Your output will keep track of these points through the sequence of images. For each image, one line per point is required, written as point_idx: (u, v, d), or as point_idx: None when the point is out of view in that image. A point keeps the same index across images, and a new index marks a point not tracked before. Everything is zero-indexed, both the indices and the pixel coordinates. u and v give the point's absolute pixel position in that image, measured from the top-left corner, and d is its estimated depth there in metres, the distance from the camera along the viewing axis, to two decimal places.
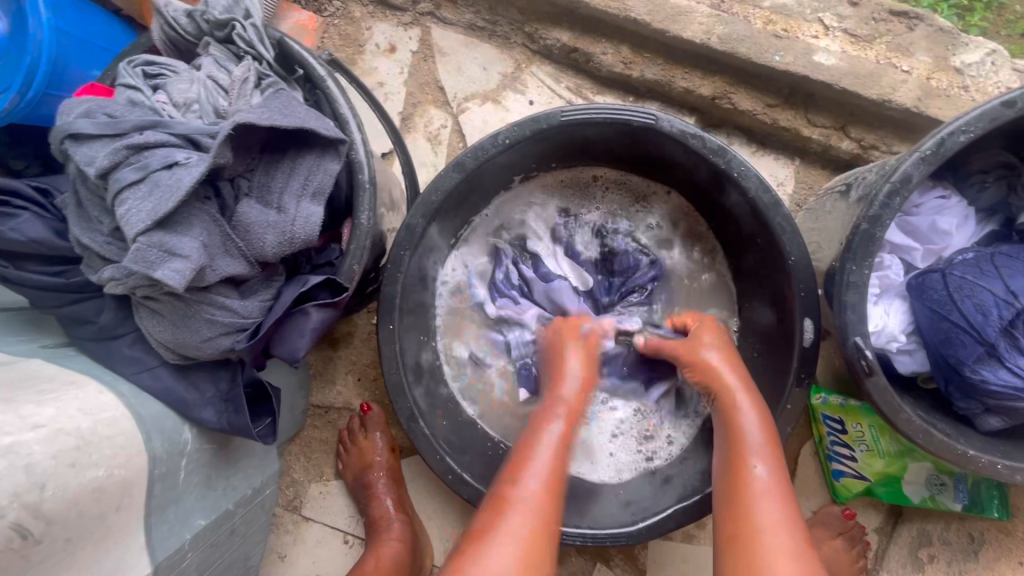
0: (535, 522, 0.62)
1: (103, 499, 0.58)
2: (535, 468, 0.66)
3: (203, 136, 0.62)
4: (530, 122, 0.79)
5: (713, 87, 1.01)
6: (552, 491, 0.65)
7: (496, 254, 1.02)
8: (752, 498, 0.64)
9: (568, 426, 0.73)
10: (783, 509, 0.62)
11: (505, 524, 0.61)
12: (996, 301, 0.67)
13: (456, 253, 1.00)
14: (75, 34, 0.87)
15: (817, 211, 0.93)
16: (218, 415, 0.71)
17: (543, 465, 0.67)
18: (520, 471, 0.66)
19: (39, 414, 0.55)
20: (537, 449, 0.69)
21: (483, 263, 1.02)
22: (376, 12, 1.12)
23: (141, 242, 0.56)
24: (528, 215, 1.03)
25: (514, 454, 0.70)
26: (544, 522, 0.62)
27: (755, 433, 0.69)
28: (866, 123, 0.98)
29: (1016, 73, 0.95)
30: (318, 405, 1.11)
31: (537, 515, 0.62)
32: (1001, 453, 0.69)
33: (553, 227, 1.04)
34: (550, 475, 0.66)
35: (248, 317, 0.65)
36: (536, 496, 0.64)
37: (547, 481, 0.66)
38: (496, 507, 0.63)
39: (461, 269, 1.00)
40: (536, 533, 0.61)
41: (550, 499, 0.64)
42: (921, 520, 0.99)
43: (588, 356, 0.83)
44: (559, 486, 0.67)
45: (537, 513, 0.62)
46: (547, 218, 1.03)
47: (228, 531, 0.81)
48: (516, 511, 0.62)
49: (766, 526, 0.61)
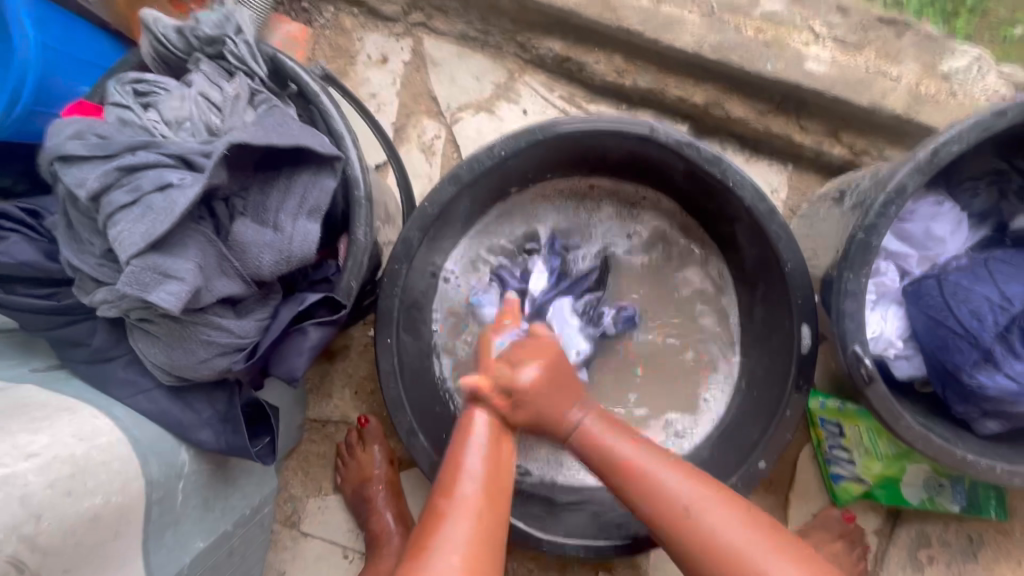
0: (474, 526, 0.62)
1: (98, 527, 0.56)
2: (469, 473, 0.66)
3: (197, 156, 0.60)
4: (525, 133, 0.79)
5: (705, 95, 1.01)
6: (493, 496, 0.65)
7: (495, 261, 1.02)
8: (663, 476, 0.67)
9: (498, 425, 0.72)
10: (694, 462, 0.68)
11: (446, 533, 0.61)
12: (991, 307, 0.68)
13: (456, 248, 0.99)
14: (62, 49, 0.85)
15: (811, 217, 0.94)
16: (216, 436, 0.70)
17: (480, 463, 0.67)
18: (455, 478, 0.65)
19: (33, 442, 0.54)
20: (469, 450, 0.67)
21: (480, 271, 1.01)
22: (368, 23, 1.11)
23: (134, 265, 0.56)
24: (536, 226, 1.02)
25: (447, 453, 0.69)
26: (482, 525, 0.62)
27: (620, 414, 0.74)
28: (857, 129, 0.99)
29: (1002, 79, 0.96)
30: (315, 419, 1.10)
31: (473, 518, 0.62)
32: (999, 456, 0.70)
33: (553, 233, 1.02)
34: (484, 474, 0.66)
35: (245, 337, 0.64)
36: (473, 502, 0.63)
37: (486, 486, 0.65)
38: (439, 511, 0.63)
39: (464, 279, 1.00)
40: (475, 536, 0.61)
41: (491, 507, 0.64)
42: (920, 522, 1.00)
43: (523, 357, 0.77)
44: (499, 490, 0.66)
45: (478, 515, 0.63)
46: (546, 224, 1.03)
47: (226, 552, 0.80)
48: (456, 516, 0.62)
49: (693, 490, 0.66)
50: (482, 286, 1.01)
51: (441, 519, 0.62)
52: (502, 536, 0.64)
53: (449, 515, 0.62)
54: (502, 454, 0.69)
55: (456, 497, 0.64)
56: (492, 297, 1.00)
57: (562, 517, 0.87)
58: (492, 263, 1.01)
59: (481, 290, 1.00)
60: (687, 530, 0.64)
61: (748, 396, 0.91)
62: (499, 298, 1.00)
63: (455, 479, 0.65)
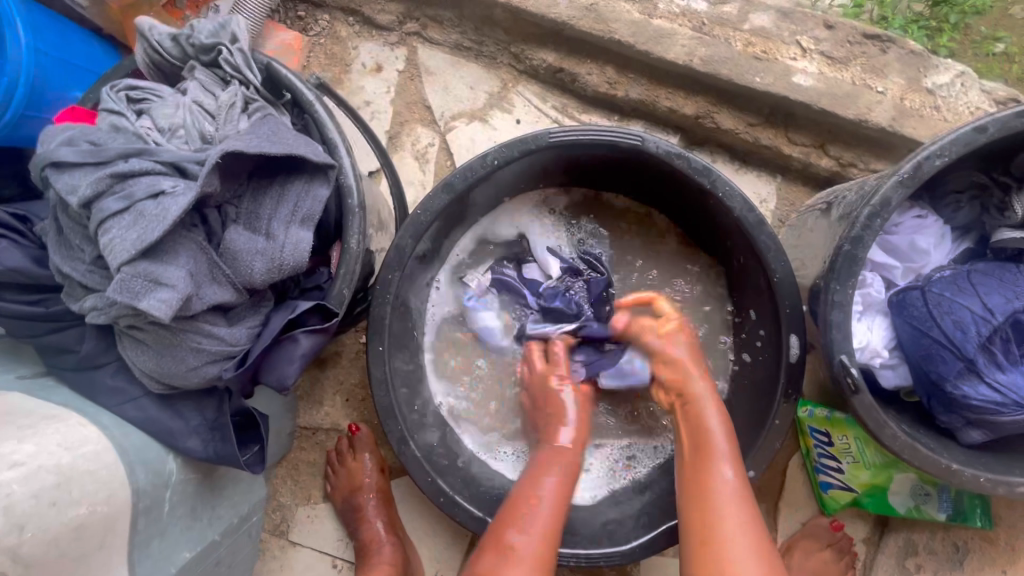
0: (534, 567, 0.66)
1: (84, 537, 0.56)
2: (528, 523, 0.69)
3: (190, 164, 0.61)
4: (518, 144, 0.80)
5: (696, 107, 1.03)
6: (547, 536, 0.69)
7: (484, 275, 1.01)
8: (718, 512, 0.67)
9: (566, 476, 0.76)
10: (746, 513, 0.67)
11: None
12: (974, 318, 0.69)
13: (450, 255, 0.99)
14: (52, 54, 0.85)
15: (799, 228, 0.95)
16: (205, 445, 0.69)
17: (546, 502, 0.72)
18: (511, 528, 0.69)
19: (18, 451, 0.54)
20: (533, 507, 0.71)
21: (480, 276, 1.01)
22: (363, 32, 1.12)
23: (125, 272, 0.56)
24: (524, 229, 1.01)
25: (515, 495, 0.74)
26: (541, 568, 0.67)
27: (721, 437, 0.73)
28: (844, 141, 1.01)
29: (984, 94, 0.98)
30: (305, 427, 1.10)
31: (534, 559, 0.67)
32: (983, 465, 0.71)
33: (549, 244, 1.01)
34: (549, 523, 0.70)
35: (236, 345, 0.64)
36: (536, 547, 0.68)
37: (546, 530, 0.69)
38: (492, 561, 0.67)
39: (456, 288, 1.00)
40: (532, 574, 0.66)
41: (546, 547, 0.68)
42: (906, 530, 1.02)
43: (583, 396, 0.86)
44: (552, 539, 0.70)
45: (538, 558, 0.67)
46: (541, 232, 1.01)
47: (213, 563, 0.79)
48: (515, 563, 0.66)
49: (734, 537, 0.65)
50: (481, 291, 1.00)
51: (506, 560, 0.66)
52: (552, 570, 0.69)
53: (510, 555, 0.67)
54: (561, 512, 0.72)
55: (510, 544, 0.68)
56: (489, 304, 1.00)
57: None
58: (490, 267, 1.02)
59: (478, 296, 1.00)
60: (707, 548, 0.65)
61: (737, 407, 0.91)
62: (496, 303, 1.00)
63: (518, 523, 0.69)
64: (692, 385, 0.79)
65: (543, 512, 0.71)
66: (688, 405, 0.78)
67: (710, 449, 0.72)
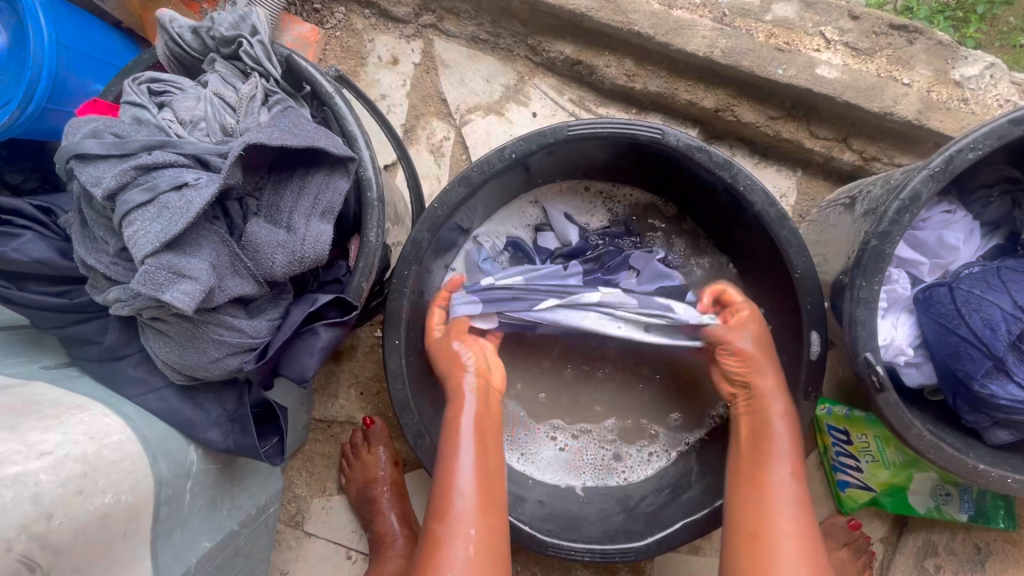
0: (471, 544, 0.69)
1: (108, 526, 0.56)
2: (460, 492, 0.72)
3: (213, 156, 0.61)
4: (537, 137, 0.79)
5: (716, 100, 1.01)
6: (484, 511, 0.72)
7: (500, 241, 0.99)
8: (770, 503, 0.71)
9: (478, 437, 0.77)
10: (795, 508, 0.71)
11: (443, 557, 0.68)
12: (1004, 316, 0.68)
13: (473, 232, 0.97)
14: (75, 48, 0.86)
15: (822, 223, 0.93)
16: (224, 436, 0.70)
17: (468, 467, 0.73)
18: (445, 502, 0.72)
19: (45, 440, 0.54)
20: (454, 476, 0.73)
21: (496, 244, 0.99)
22: (379, 24, 1.11)
23: (149, 264, 0.56)
24: (547, 207, 1.00)
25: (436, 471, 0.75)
26: (478, 544, 0.70)
27: (781, 434, 0.75)
28: (867, 135, 0.99)
29: (1014, 86, 0.95)
30: (320, 419, 1.10)
31: (467, 536, 0.70)
32: (1009, 466, 0.69)
33: (565, 213, 1.00)
34: (475, 492, 0.72)
35: (257, 337, 0.65)
36: (467, 521, 0.71)
37: (476, 502, 0.72)
38: (429, 543, 0.70)
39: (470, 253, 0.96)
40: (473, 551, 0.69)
41: (483, 519, 0.71)
42: (926, 530, 1.00)
43: (476, 348, 0.84)
44: (490, 505, 0.73)
45: (472, 536, 0.70)
46: (565, 209, 1.00)
47: (231, 553, 0.80)
48: (455, 541, 0.69)
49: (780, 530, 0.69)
50: (495, 251, 0.99)
51: (441, 543, 0.69)
52: (500, 539, 0.72)
53: (444, 539, 0.70)
54: (486, 466, 0.75)
55: (449, 520, 0.71)
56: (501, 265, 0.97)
57: (567, 521, 0.86)
58: (510, 234, 1.00)
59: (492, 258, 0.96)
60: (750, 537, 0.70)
61: None
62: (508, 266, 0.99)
63: (445, 503, 0.72)
64: (759, 381, 0.79)
65: (466, 488, 0.72)
66: (751, 394, 0.80)
67: (767, 442, 0.75)
